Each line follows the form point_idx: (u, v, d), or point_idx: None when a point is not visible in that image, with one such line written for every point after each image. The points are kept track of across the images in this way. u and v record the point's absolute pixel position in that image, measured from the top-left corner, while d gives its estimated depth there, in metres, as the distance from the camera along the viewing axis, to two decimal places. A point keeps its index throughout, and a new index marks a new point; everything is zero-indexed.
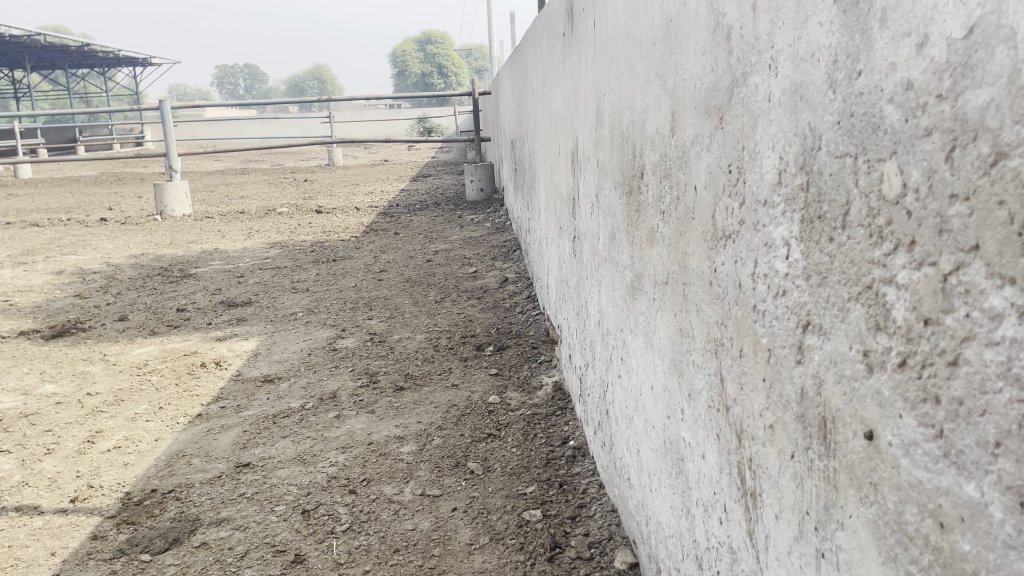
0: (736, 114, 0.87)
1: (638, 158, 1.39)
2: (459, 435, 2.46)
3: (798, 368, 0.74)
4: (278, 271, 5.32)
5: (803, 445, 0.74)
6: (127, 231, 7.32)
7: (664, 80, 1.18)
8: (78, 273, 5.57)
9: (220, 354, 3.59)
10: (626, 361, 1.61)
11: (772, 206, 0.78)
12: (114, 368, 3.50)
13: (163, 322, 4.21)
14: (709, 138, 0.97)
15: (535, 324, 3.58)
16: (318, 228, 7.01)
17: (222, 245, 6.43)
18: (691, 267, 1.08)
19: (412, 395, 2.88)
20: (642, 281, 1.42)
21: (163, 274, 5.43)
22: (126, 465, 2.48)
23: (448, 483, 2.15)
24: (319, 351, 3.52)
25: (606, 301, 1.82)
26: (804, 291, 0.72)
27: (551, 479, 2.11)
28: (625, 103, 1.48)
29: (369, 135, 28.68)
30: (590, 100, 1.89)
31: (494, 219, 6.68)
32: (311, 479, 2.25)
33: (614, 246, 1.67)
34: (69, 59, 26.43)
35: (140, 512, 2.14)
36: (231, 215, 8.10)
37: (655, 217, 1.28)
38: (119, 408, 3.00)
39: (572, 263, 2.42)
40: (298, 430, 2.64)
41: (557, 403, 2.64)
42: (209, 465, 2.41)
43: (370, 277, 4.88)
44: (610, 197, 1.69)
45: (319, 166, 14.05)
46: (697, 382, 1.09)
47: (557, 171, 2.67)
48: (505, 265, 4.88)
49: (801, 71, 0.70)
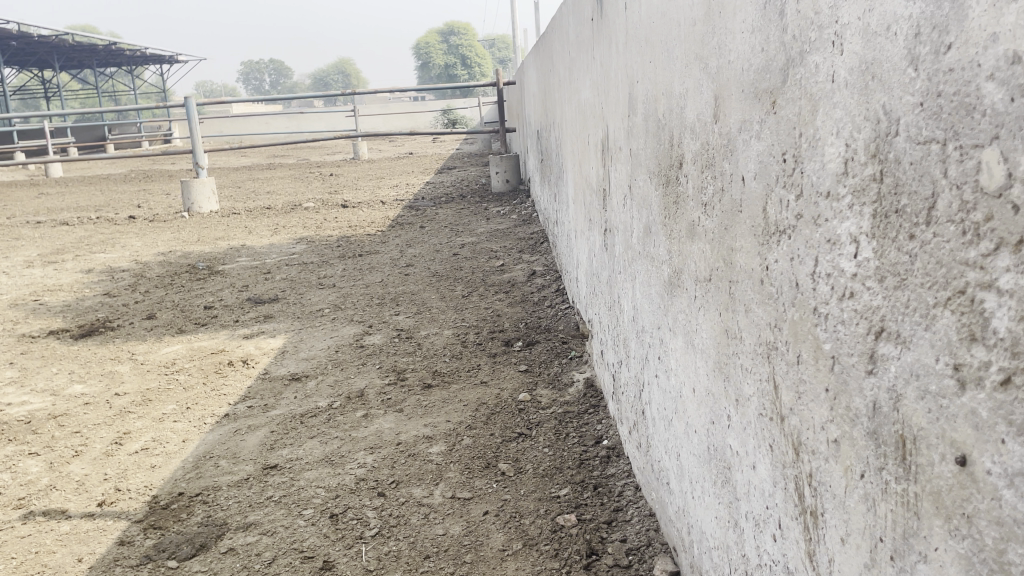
0: (792, 98, 0.79)
1: (676, 147, 1.31)
2: (489, 435, 2.40)
3: (870, 380, 0.66)
4: (305, 267, 5.31)
5: (875, 465, 0.66)
6: (156, 228, 7.36)
7: (706, 64, 1.10)
8: (107, 271, 5.60)
9: (247, 352, 3.57)
10: (664, 360, 1.54)
11: (836, 199, 0.71)
12: (142, 367, 3.50)
13: (190, 320, 4.20)
14: (758, 124, 0.89)
15: (564, 318, 3.51)
16: (344, 222, 6.99)
17: (249, 241, 6.43)
18: (738, 264, 1.01)
19: (440, 393, 2.83)
20: (681, 277, 1.34)
21: (191, 271, 5.44)
22: (153, 467, 2.46)
23: (479, 485, 2.10)
24: (346, 348, 3.48)
25: (641, 297, 1.75)
26: (876, 294, 0.64)
27: (585, 481, 2.04)
28: (661, 89, 1.40)
29: (394, 128, 28.69)
30: (621, 88, 1.81)
31: (521, 211, 6.60)
32: (339, 481, 2.20)
33: (650, 239, 1.59)
34: (98, 58, 26.75)
35: (167, 517, 2.11)
36: (257, 210, 8.12)
37: (696, 210, 1.20)
38: (147, 409, 2.99)
39: (603, 256, 2.34)
40: (325, 430, 2.60)
41: (589, 401, 2.57)
42: (237, 467, 2.37)
43: (397, 272, 4.84)
44: (645, 189, 1.61)
45: (345, 160, 14.07)
46: (745, 388, 1.02)
47: (586, 162, 2.59)
48: (533, 257, 4.81)
49: (873, 47, 0.62)
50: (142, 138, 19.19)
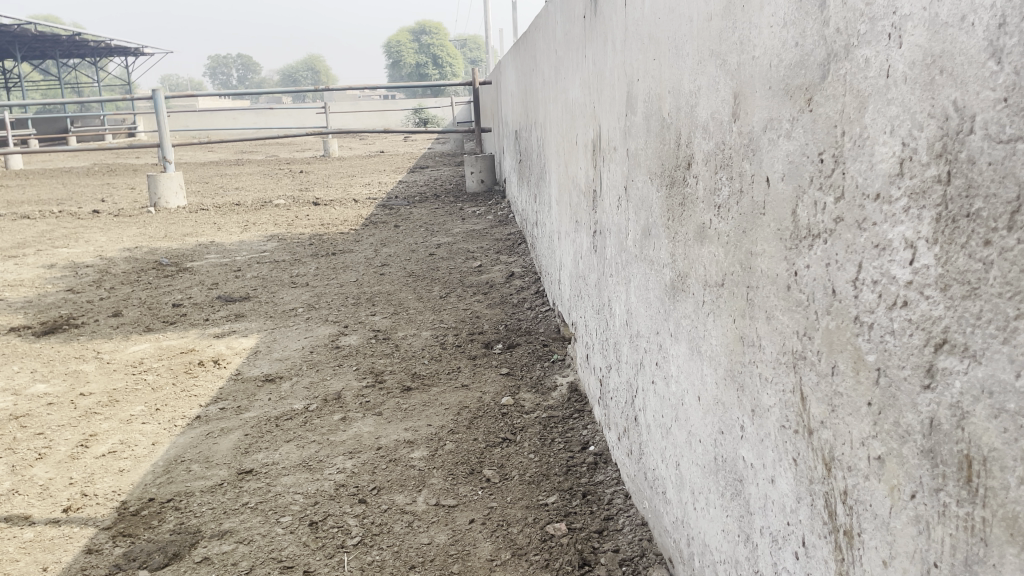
0: (832, 95, 0.75)
1: (684, 147, 1.27)
2: (472, 440, 2.34)
3: (925, 395, 0.62)
4: (277, 265, 5.20)
5: (930, 485, 0.62)
6: (122, 223, 7.17)
7: (723, 60, 1.06)
8: (70, 267, 5.43)
9: (218, 352, 3.47)
10: (662, 367, 1.50)
11: (886, 202, 0.67)
12: (108, 366, 3.38)
13: (158, 318, 4.08)
14: (788, 123, 0.86)
15: (545, 320, 3.47)
16: (316, 220, 6.88)
17: (218, 238, 6.30)
18: (759, 269, 0.97)
19: (420, 396, 2.77)
20: (686, 282, 1.30)
21: (158, 268, 5.29)
22: (122, 471, 2.36)
23: (463, 492, 2.04)
24: (321, 349, 3.40)
25: (637, 301, 1.70)
26: (937, 303, 0.60)
27: (573, 488, 2.00)
28: (666, 87, 1.36)
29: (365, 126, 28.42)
30: (617, 86, 1.77)
31: (496, 212, 6.54)
32: (318, 487, 2.13)
33: (649, 242, 1.55)
34: (61, 48, 26.19)
35: (138, 524, 2.02)
36: (226, 207, 7.96)
37: (707, 214, 1.16)
38: (114, 410, 2.88)
39: (591, 258, 2.30)
40: (302, 433, 2.52)
41: (573, 406, 2.53)
42: (210, 472, 2.29)
43: (372, 272, 4.76)
44: (644, 190, 1.58)
45: (315, 157, 13.90)
46: (764, 398, 0.97)
47: (574, 162, 2.54)
48: (510, 259, 4.76)
49: (942, 39, 0.58)
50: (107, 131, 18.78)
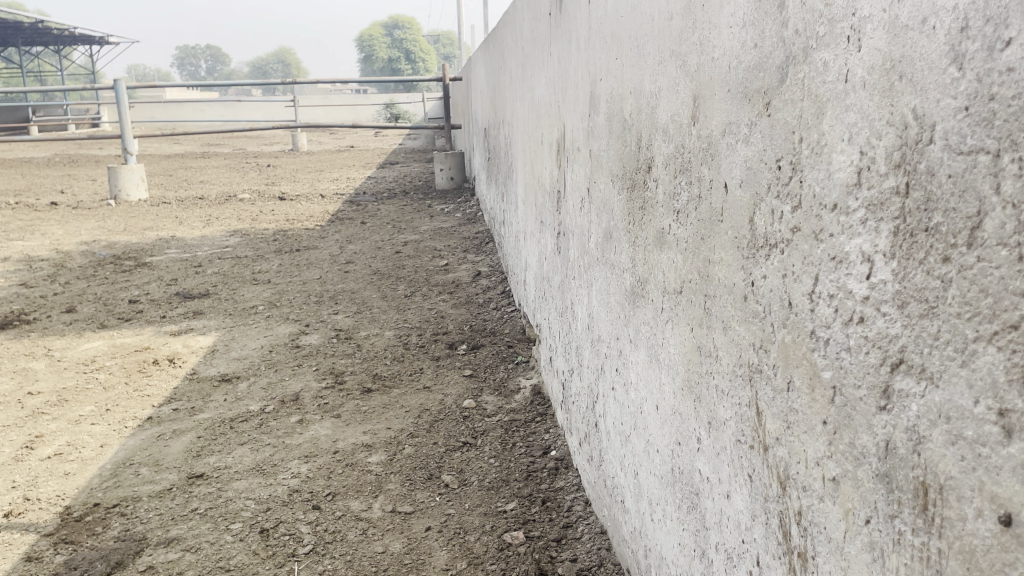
0: (791, 99, 0.72)
1: (645, 150, 1.24)
2: (432, 444, 2.30)
3: (881, 416, 0.59)
4: (239, 261, 5.10)
5: (885, 511, 0.59)
6: (80, 216, 7.00)
7: (682, 61, 1.03)
8: (25, 260, 5.29)
9: (174, 351, 3.38)
10: (622, 373, 1.47)
11: (844, 212, 0.64)
12: (59, 364, 3.27)
13: (114, 315, 3.97)
14: (747, 127, 0.82)
15: (510, 321, 3.43)
16: (281, 216, 6.77)
17: (180, 232, 6.16)
18: (716, 277, 0.94)
19: (381, 398, 2.71)
20: (647, 287, 1.26)
21: (117, 263, 5.17)
22: (67, 474, 2.28)
23: (421, 499, 1.99)
24: (281, 348, 3.33)
25: (598, 305, 1.67)
26: (894, 320, 0.57)
27: (532, 495, 1.96)
28: (628, 87, 1.32)
29: (335, 121, 28.16)
30: (581, 86, 1.74)
31: (465, 209, 6.49)
32: (271, 493, 2.07)
33: (610, 246, 1.52)
34: (22, 35, 25.64)
35: (81, 530, 1.95)
36: (190, 200, 7.81)
37: (667, 218, 1.13)
38: (63, 410, 2.78)
39: (555, 260, 2.26)
40: (257, 436, 2.46)
41: (536, 409, 2.49)
42: (160, 476, 2.22)
43: (336, 269, 4.68)
44: (606, 192, 1.54)
45: (283, 151, 13.72)
46: (720, 412, 0.94)
47: (539, 162, 2.51)
48: (477, 258, 4.72)
49: (902, 42, 0.55)
50: (69, 121, 18.36)
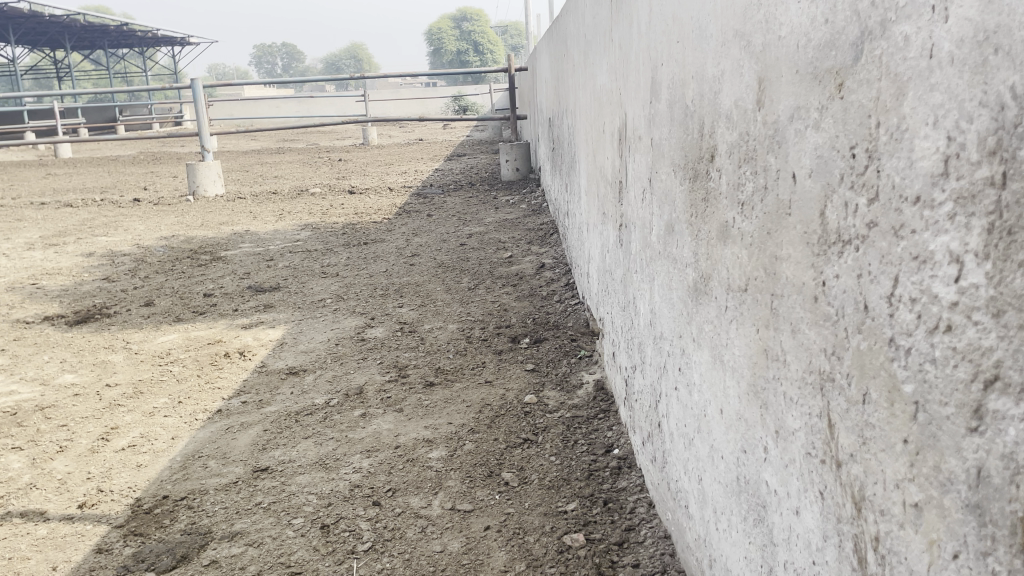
0: (867, 79, 0.65)
1: (708, 137, 1.16)
2: (493, 440, 2.26)
3: (971, 439, 0.53)
4: (309, 254, 5.17)
5: (975, 546, 0.53)
6: (161, 211, 7.23)
7: (747, 41, 0.95)
8: (108, 255, 5.49)
9: (245, 344, 3.44)
10: (685, 373, 1.40)
11: (927, 206, 0.56)
12: (136, 357, 3.37)
13: (188, 308, 4.07)
14: (817, 111, 0.75)
15: (574, 314, 3.37)
16: (351, 209, 6.85)
17: (253, 226, 6.30)
18: (784, 275, 0.86)
19: (443, 392, 2.70)
20: (710, 284, 1.19)
21: (193, 257, 5.31)
22: (140, 466, 2.33)
23: (480, 497, 1.96)
24: (347, 341, 3.35)
25: (660, 301, 1.60)
26: (988, 331, 0.51)
27: (594, 495, 1.90)
28: (690, 71, 1.25)
29: (403, 114, 28.40)
30: (642, 72, 1.66)
31: (530, 200, 6.45)
32: (333, 488, 2.07)
33: (673, 239, 1.45)
34: (108, 38, 26.76)
35: (150, 522, 1.99)
36: (263, 195, 7.99)
37: (731, 210, 1.06)
38: (138, 402, 2.86)
39: (617, 253, 2.19)
40: (321, 430, 2.47)
41: (599, 405, 2.43)
42: (226, 469, 2.24)
43: (402, 262, 4.71)
44: (668, 183, 1.47)
45: (354, 145, 13.92)
46: (789, 420, 0.87)
47: (601, 152, 2.44)
48: (542, 249, 4.67)
49: (997, 12, 0.48)
50: (152, 119, 19.04)
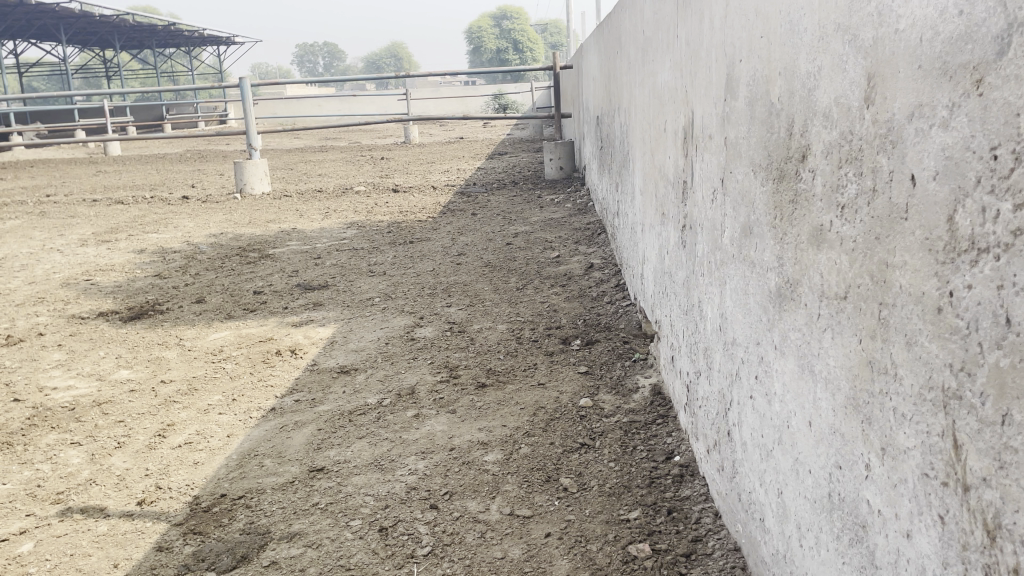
0: (1017, 75, 0.60)
1: (798, 136, 1.11)
2: (549, 444, 2.23)
3: None
4: (355, 253, 5.19)
5: None
6: (209, 209, 7.33)
7: (853, 36, 0.90)
8: (159, 252, 5.57)
9: (295, 341, 3.45)
10: (764, 381, 1.34)
11: None
12: (190, 354, 3.40)
13: (239, 305, 4.11)
14: (946, 110, 0.70)
15: (626, 315, 3.32)
16: (395, 207, 6.87)
17: (300, 224, 6.35)
18: (897, 284, 0.81)
19: (495, 394, 2.67)
20: (798, 290, 1.14)
21: (242, 254, 5.36)
22: (197, 463, 2.34)
23: (539, 502, 1.93)
24: (397, 340, 3.35)
25: (733, 305, 1.55)
26: None
27: (657, 503, 1.86)
28: (777, 68, 1.20)
29: (442, 112, 28.46)
30: (715, 69, 1.61)
31: (575, 199, 6.39)
32: (389, 490, 2.06)
33: (750, 242, 1.40)
34: (156, 38, 27.29)
35: (209, 521, 1.99)
36: (308, 193, 8.05)
37: (827, 213, 1.01)
38: (192, 399, 2.88)
39: (679, 255, 2.14)
40: (375, 430, 2.46)
41: (657, 410, 2.38)
42: (282, 468, 2.24)
43: (448, 261, 4.69)
44: (745, 183, 1.42)
45: (396, 143, 13.98)
46: (899, 438, 0.82)
47: (661, 151, 2.39)
48: (590, 249, 4.61)
49: None
50: (199, 118, 19.34)
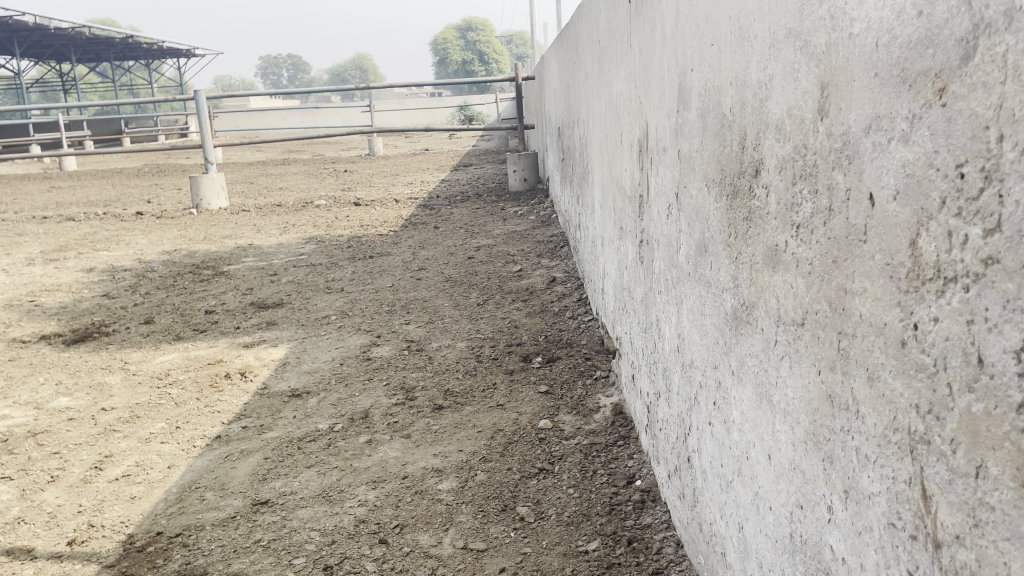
0: (987, 82, 0.53)
1: (751, 150, 1.04)
2: (506, 470, 2.13)
3: None
4: (313, 269, 5.06)
5: None
6: (163, 225, 7.14)
7: (806, 41, 0.83)
8: (109, 271, 5.39)
9: (246, 363, 3.32)
10: (722, 408, 1.27)
11: None
12: (134, 379, 3.25)
13: (189, 326, 3.96)
14: (905, 121, 0.63)
15: (588, 331, 3.25)
16: (356, 221, 6.75)
17: (257, 240, 6.20)
18: (856, 313, 0.74)
19: (452, 416, 2.57)
20: (755, 314, 1.07)
21: (195, 272, 5.20)
22: (134, 498, 2.21)
23: (494, 534, 1.84)
24: (352, 361, 3.23)
25: (690, 326, 1.47)
26: None
27: (616, 532, 1.78)
28: (727, 77, 1.13)
29: (405, 122, 28.33)
30: (667, 78, 1.54)
31: (538, 212, 6.32)
32: (337, 523, 1.95)
33: (706, 261, 1.32)
34: (113, 50, 26.85)
35: (142, 562, 1.87)
36: (267, 208, 7.89)
37: (782, 233, 0.94)
38: (134, 427, 2.74)
39: (637, 270, 2.07)
40: (324, 458, 2.34)
41: (618, 431, 2.30)
42: (224, 502, 2.12)
43: (408, 276, 4.59)
44: (699, 199, 1.35)
45: (360, 156, 13.84)
46: (863, 482, 0.75)
47: (618, 163, 2.32)
48: (552, 262, 4.54)
49: None
50: (158, 132, 19.03)
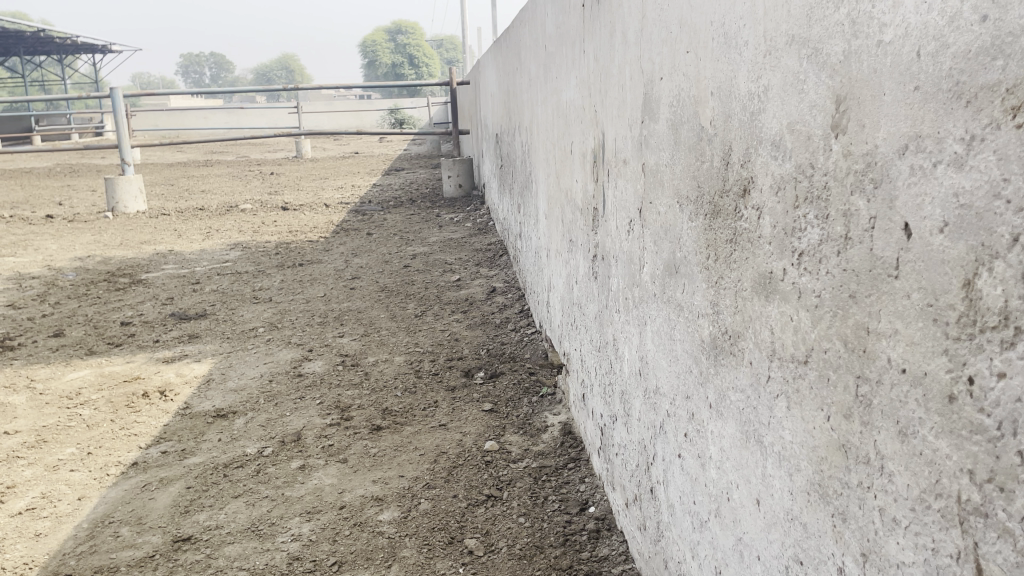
0: None
1: (737, 166, 0.95)
2: (451, 497, 2.01)
3: None
4: (239, 277, 4.82)
5: None
6: (76, 229, 6.73)
7: (815, 51, 0.74)
8: (15, 278, 5.01)
9: (167, 381, 3.10)
10: (696, 441, 1.18)
11: None
12: (41, 399, 2.99)
13: (104, 339, 3.69)
14: (965, 139, 0.54)
15: (531, 344, 3.15)
16: (284, 227, 6.49)
17: (178, 246, 5.89)
18: (882, 357, 0.66)
19: (392, 439, 2.42)
20: (741, 344, 0.98)
21: (111, 280, 4.88)
22: (38, 536, 2.00)
23: (440, 570, 1.71)
24: (281, 377, 3.05)
25: (655, 350, 1.38)
26: None
27: (572, 567, 1.68)
28: (707, 89, 1.04)
29: (332, 122, 27.82)
30: (629, 87, 1.45)
31: (475, 219, 6.20)
32: (267, 562, 1.79)
33: (676, 282, 1.23)
34: (24, 44, 25.60)
35: None
36: (189, 212, 7.54)
37: (778, 260, 0.85)
38: (39, 454, 2.50)
39: (590, 286, 1.97)
40: (253, 487, 2.17)
41: (567, 453, 2.21)
42: (141, 539, 1.93)
43: (341, 286, 4.40)
44: (668, 214, 1.26)
45: (287, 158, 13.46)
46: (889, 548, 0.66)
47: (567, 173, 2.23)
48: (491, 272, 4.44)
49: None
50: (71, 130, 18.16)
